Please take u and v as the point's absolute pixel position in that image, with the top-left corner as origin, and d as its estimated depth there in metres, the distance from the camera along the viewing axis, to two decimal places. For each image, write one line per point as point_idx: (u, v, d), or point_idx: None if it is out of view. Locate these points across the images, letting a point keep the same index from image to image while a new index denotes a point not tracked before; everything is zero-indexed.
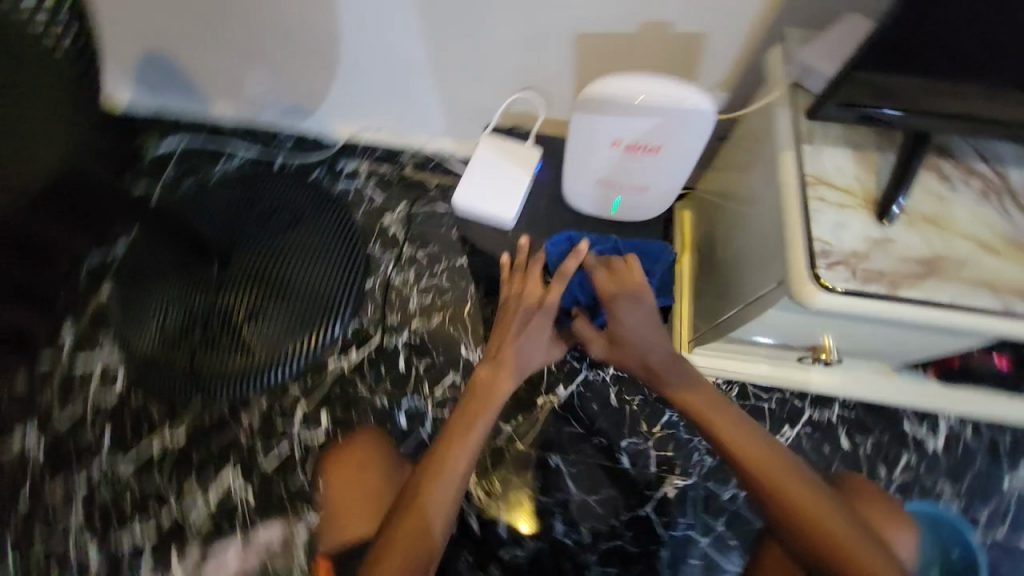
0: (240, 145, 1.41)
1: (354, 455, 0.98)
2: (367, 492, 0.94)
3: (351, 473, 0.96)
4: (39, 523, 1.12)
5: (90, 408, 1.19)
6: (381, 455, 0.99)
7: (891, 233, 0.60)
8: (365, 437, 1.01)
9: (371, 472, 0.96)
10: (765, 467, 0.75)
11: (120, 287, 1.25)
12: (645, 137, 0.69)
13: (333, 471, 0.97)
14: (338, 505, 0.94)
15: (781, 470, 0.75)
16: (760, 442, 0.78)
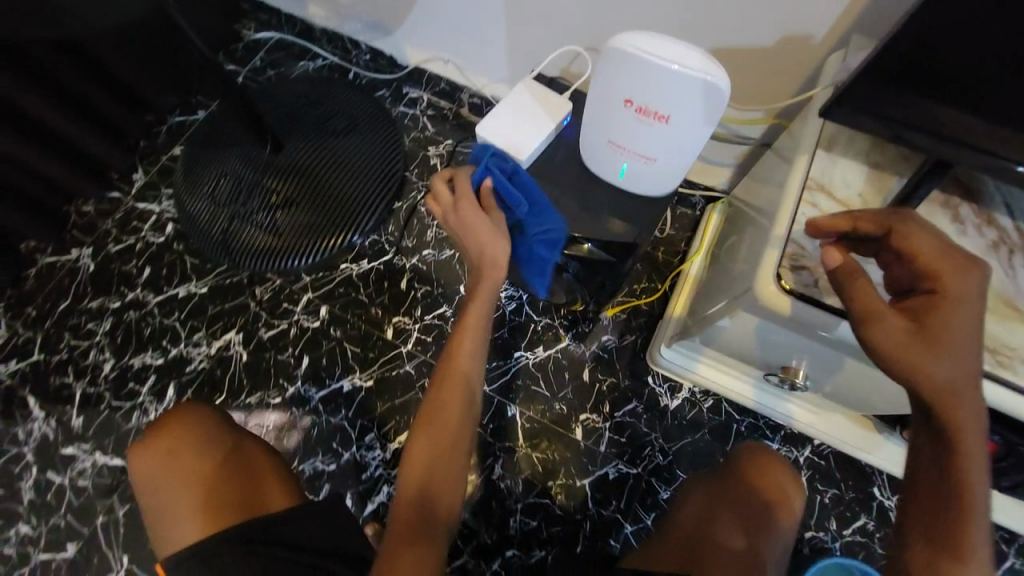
0: (323, 50, 1.51)
1: (171, 429, 0.92)
2: (182, 469, 0.89)
3: (164, 455, 0.90)
4: (72, 326, 1.29)
5: (140, 243, 1.35)
6: (202, 427, 0.93)
7: (872, 255, 0.61)
8: (197, 410, 0.96)
9: (192, 440, 0.91)
10: (965, 449, 0.55)
11: (190, 147, 1.38)
12: (658, 103, 0.69)
13: (153, 443, 0.91)
14: (154, 489, 0.88)
15: (969, 452, 0.56)
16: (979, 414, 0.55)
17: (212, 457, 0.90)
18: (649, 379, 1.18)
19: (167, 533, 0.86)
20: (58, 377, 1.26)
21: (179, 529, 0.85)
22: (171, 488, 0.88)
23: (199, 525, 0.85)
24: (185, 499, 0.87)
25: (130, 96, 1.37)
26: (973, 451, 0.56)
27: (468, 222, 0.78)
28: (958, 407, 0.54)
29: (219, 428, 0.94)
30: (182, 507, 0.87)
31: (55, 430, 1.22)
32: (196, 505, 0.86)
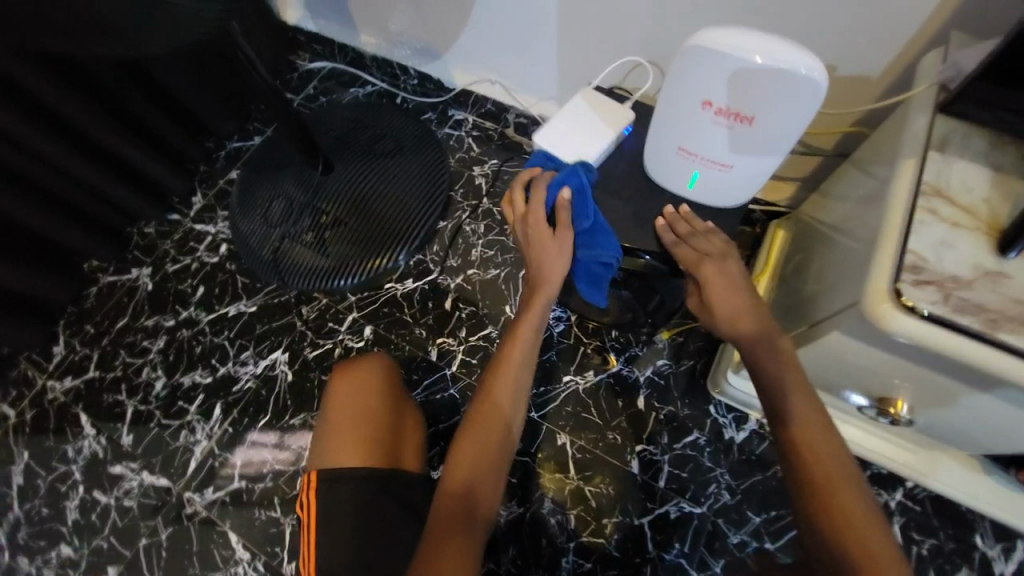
0: (372, 77, 1.56)
1: (360, 364, 0.94)
2: (359, 400, 0.90)
3: (349, 384, 0.92)
4: (128, 343, 1.33)
5: (195, 263, 1.39)
6: (385, 372, 0.95)
7: (1004, 267, 0.53)
8: (376, 355, 0.97)
9: (373, 379, 0.92)
10: (807, 435, 0.65)
11: (247, 171, 1.43)
12: (741, 103, 0.64)
13: (341, 374, 0.93)
14: (333, 407, 0.89)
15: (835, 458, 0.63)
16: (813, 404, 0.67)
17: (387, 408, 0.91)
18: (711, 408, 1.09)
19: (321, 446, 0.86)
20: (111, 394, 1.28)
21: (338, 456, 0.83)
22: (342, 411, 0.89)
23: (356, 454, 0.83)
24: (344, 423, 0.87)
25: (192, 123, 1.44)
26: (807, 435, 0.65)
27: (711, 277, 0.73)
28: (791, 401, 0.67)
29: (397, 386, 0.96)
30: (343, 437, 0.86)
31: (106, 447, 1.24)
32: (350, 441, 0.85)
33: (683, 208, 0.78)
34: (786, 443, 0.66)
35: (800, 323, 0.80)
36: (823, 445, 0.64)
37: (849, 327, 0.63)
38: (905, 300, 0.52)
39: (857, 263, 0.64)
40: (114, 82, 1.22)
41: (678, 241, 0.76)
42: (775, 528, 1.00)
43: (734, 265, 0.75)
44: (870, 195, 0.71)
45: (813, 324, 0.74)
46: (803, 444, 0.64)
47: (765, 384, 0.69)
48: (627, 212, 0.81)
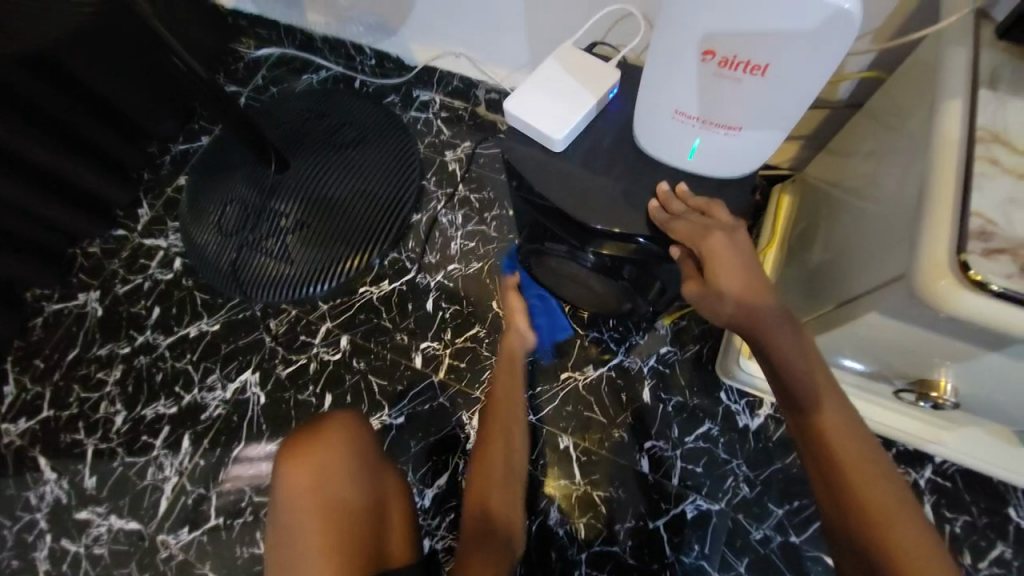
0: (325, 61, 1.41)
1: (319, 444, 0.77)
2: (322, 495, 0.74)
3: (308, 474, 0.74)
4: (81, 377, 1.21)
5: (147, 282, 1.27)
6: (350, 444, 0.79)
7: None
8: (335, 417, 0.82)
9: (335, 461, 0.76)
10: (846, 451, 0.54)
11: (194, 175, 1.29)
12: (749, 49, 0.52)
13: (293, 461, 0.76)
14: (288, 510, 0.73)
15: (882, 483, 0.52)
16: (847, 411, 0.57)
17: (362, 491, 0.77)
18: (723, 395, 1.01)
19: (280, 557, 0.72)
20: (69, 434, 1.17)
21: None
22: (302, 513, 0.73)
23: (329, 571, 0.69)
24: (309, 525, 0.72)
25: (129, 127, 1.29)
26: (844, 449, 0.55)
27: (716, 249, 0.62)
28: (822, 412, 0.56)
29: (369, 457, 0.80)
30: (308, 548, 0.71)
31: (69, 493, 1.13)
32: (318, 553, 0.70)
33: (682, 184, 0.68)
34: (818, 463, 0.56)
35: (823, 301, 0.71)
36: (866, 463, 0.54)
37: (889, 305, 0.55)
38: (972, 274, 0.43)
39: (895, 231, 0.55)
40: (25, 85, 1.05)
41: (674, 218, 0.66)
42: (800, 519, 0.93)
43: (744, 242, 0.64)
44: (898, 151, 0.62)
45: (841, 302, 0.65)
46: (842, 464, 0.54)
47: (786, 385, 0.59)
48: (619, 189, 0.70)
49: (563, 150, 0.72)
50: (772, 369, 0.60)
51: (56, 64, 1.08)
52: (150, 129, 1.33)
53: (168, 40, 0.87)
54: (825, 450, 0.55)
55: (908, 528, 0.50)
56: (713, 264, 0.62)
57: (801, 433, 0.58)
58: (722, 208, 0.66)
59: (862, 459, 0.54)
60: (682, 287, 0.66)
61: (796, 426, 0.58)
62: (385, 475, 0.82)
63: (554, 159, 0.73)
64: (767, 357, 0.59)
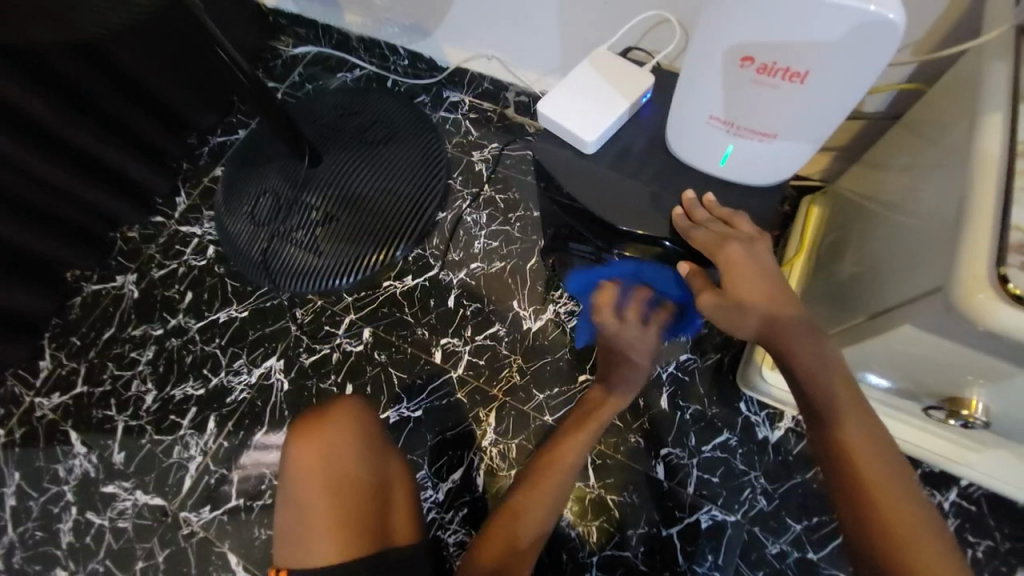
0: (360, 60, 1.45)
1: (330, 424, 0.78)
2: (331, 472, 0.75)
3: (319, 451, 0.76)
4: (116, 356, 1.26)
5: (182, 268, 1.31)
6: (358, 426, 0.80)
7: None
8: (346, 400, 0.83)
9: (345, 441, 0.77)
10: (872, 474, 0.53)
11: (231, 166, 1.34)
12: (788, 57, 0.52)
13: (304, 438, 0.77)
14: (296, 485, 0.75)
15: (909, 506, 0.51)
16: (878, 436, 0.55)
17: (368, 467, 0.78)
18: (742, 405, 1.00)
19: (290, 529, 0.74)
20: (101, 409, 1.22)
21: (313, 546, 0.71)
22: (311, 488, 0.74)
23: (336, 542, 0.71)
24: (317, 500, 0.74)
25: (169, 117, 1.34)
26: (874, 475, 0.53)
27: (733, 261, 0.62)
28: (850, 440, 0.55)
29: (375, 441, 0.81)
30: (315, 517, 0.73)
31: (99, 466, 1.18)
32: (325, 524, 0.72)
33: (708, 194, 0.68)
34: (846, 490, 0.54)
35: (852, 313, 0.70)
36: (898, 490, 0.52)
37: (924, 319, 0.54)
38: (1012, 288, 0.43)
39: (932, 245, 0.54)
40: (75, 74, 1.11)
41: (695, 226, 0.65)
42: (818, 536, 0.91)
43: (762, 255, 0.64)
44: (935, 165, 0.62)
45: (872, 314, 0.64)
46: (873, 492, 0.52)
47: (808, 402, 0.58)
48: (648, 192, 0.71)
49: (593, 152, 0.73)
50: (794, 385, 0.60)
51: (105, 56, 1.14)
52: (192, 121, 1.39)
53: (214, 34, 0.90)
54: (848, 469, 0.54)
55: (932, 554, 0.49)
56: (731, 277, 0.62)
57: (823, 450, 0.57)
58: (745, 219, 0.66)
59: (888, 482, 0.53)
60: (695, 299, 0.64)
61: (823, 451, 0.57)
62: (393, 451, 0.83)
63: (583, 160, 0.74)
64: (791, 377, 0.59)
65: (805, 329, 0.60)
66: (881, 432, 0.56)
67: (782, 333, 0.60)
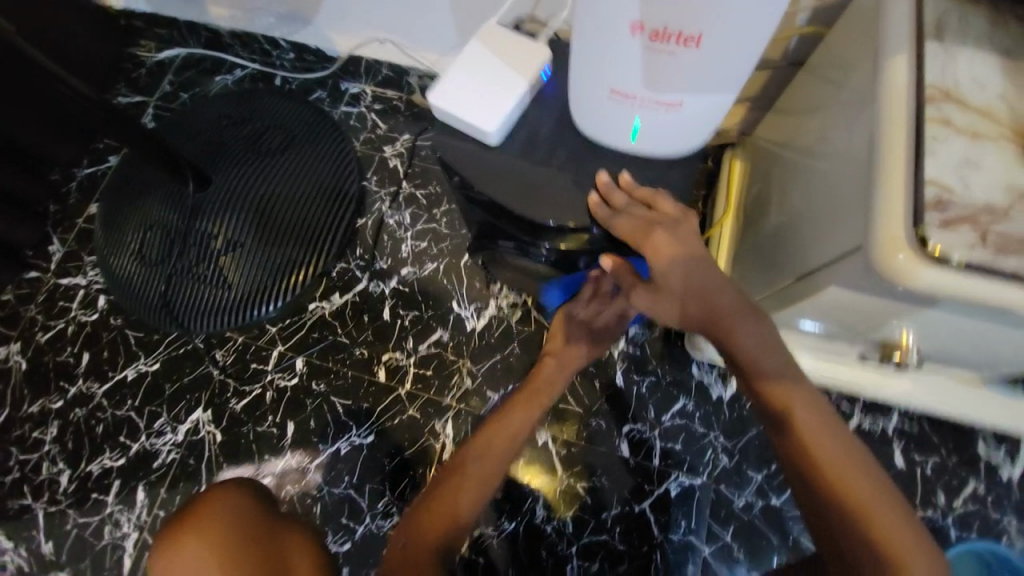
0: (238, 57, 1.28)
1: (208, 519, 0.64)
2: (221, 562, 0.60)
3: (202, 552, 0.61)
4: (15, 439, 1.10)
5: (71, 326, 1.15)
6: (236, 506, 0.67)
7: None
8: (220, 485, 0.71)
9: (226, 528, 0.63)
10: (825, 453, 0.53)
11: (106, 203, 1.16)
12: (680, 19, 0.47)
13: (172, 552, 0.62)
14: None
15: (864, 479, 0.52)
16: (826, 416, 0.56)
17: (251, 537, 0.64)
18: (694, 368, 1.00)
19: None
20: (13, 500, 1.07)
21: None
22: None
23: None
24: None
25: (26, 158, 1.14)
26: (827, 455, 0.53)
27: (659, 249, 0.59)
28: (800, 421, 0.55)
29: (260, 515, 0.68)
30: None
31: (21, 564, 1.04)
32: None
33: (624, 175, 0.64)
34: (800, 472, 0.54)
35: (782, 272, 0.70)
36: (837, 443, 0.54)
37: (848, 279, 0.53)
38: (931, 247, 0.42)
39: (847, 202, 0.53)
40: None
41: (615, 213, 0.61)
42: (778, 481, 0.94)
43: (688, 237, 0.61)
44: (843, 113, 0.60)
45: (800, 275, 0.64)
46: (821, 466, 0.53)
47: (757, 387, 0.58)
48: (565, 178, 0.65)
49: (498, 142, 0.66)
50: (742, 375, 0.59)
51: None
52: (48, 155, 1.18)
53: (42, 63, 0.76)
54: (803, 451, 0.54)
55: (891, 526, 0.49)
56: (662, 265, 0.59)
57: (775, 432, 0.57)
58: (667, 199, 0.62)
59: (841, 458, 0.53)
60: (630, 296, 0.63)
61: (767, 413, 0.59)
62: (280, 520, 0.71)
63: (490, 152, 0.67)
64: (736, 362, 0.59)
65: (738, 309, 0.58)
66: (829, 409, 0.56)
67: (721, 320, 0.58)
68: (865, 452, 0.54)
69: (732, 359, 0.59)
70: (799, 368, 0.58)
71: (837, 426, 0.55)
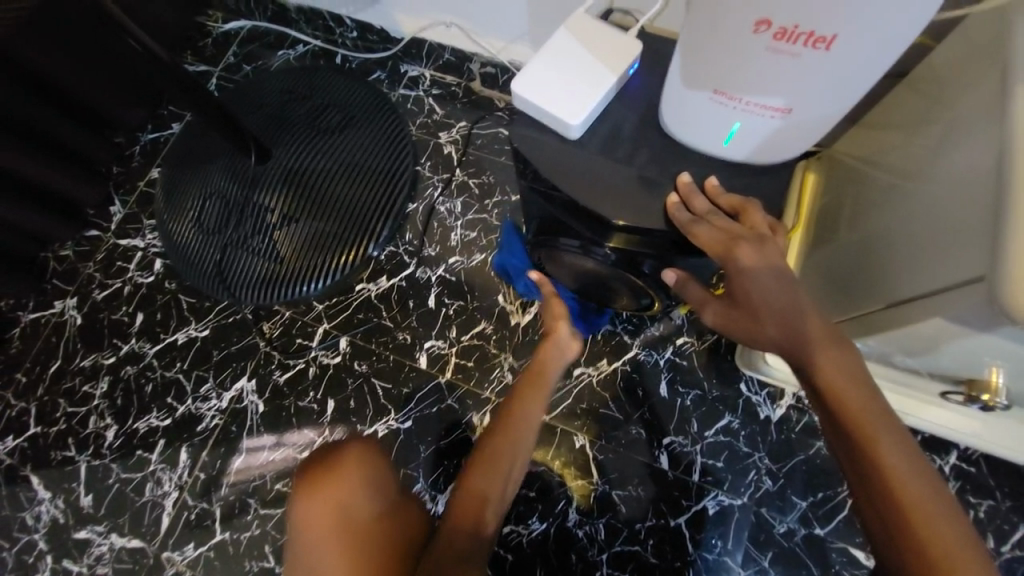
0: (302, 34, 1.29)
1: (337, 475, 0.69)
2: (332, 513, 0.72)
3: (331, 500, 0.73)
4: (67, 391, 1.14)
5: (127, 286, 1.18)
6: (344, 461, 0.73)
7: None
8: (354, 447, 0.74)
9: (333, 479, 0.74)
10: (909, 493, 0.50)
11: (168, 168, 1.19)
12: (813, 20, 0.43)
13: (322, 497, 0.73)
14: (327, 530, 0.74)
15: (948, 525, 0.49)
16: (911, 455, 0.52)
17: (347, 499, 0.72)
18: (743, 386, 0.97)
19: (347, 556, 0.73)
20: (60, 451, 1.11)
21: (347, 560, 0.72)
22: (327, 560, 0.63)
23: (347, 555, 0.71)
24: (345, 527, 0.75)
25: (96, 120, 1.18)
26: (910, 497, 0.50)
27: (742, 265, 0.57)
28: (884, 456, 0.52)
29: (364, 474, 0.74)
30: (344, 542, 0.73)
31: (66, 511, 1.08)
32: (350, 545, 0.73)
33: (710, 180, 0.61)
34: (876, 509, 0.52)
35: (863, 297, 0.67)
36: (921, 492, 0.50)
37: (956, 312, 0.50)
38: None
39: (959, 231, 0.50)
40: None
41: (697, 220, 0.59)
42: (823, 511, 0.91)
43: (774, 255, 0.57)
44: (953, 133, 0.56)
45: (889, 303, 0.60)
46: (903, 506, 0.50)
47: (838, 416, 0.54)
48: (645, 181, 0.63)
49: (577, 136, 0.64)
50: (817, 404, 0.57)
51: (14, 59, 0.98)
52: (117, 119, 1.21)
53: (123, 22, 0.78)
54: (882, 489, 0.51)
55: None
56: (743, 286, 0.58)
57: (853, 467, 0.54)
58: (758, 211, 0.59)
59: (923, 500, 0.50)
60: (701, 314, 0.64)
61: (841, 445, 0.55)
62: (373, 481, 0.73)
63: (568, 146, 0.65)
64: (814, 387, 0.56)
65: (818, 335, 0.56)
66: (915, 445, 0.53)
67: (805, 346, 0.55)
68: (951, 495, 0.51)
69: (809, 385, 0.56)
70: (885, 405, 0.54)
71: (923, 466, 0.52)
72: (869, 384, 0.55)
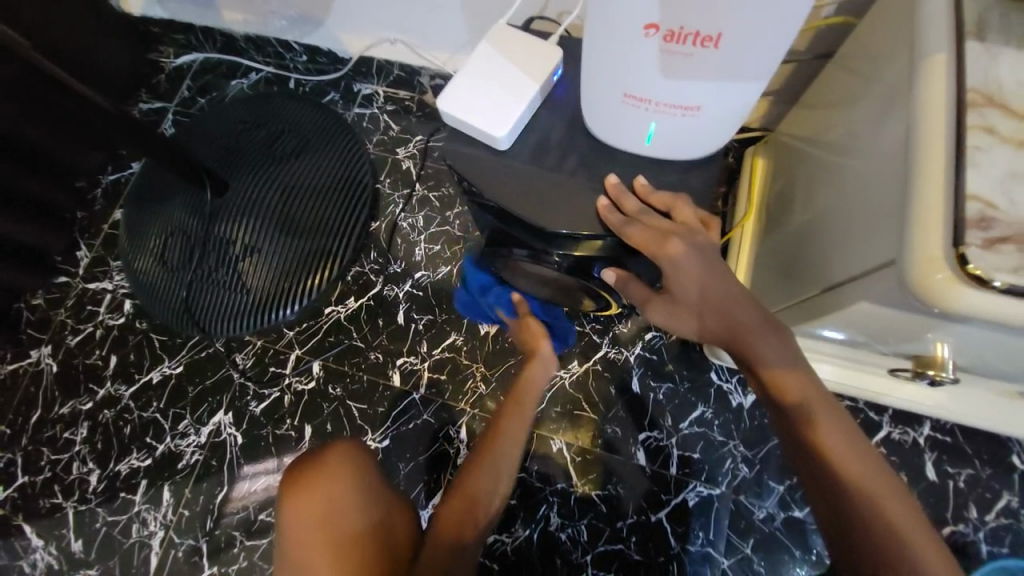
0: (253, 61, 1.29)
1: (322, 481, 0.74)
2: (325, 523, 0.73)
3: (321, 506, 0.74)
4: (48, 440, 1.14)
5: (99, 330, 1.19)
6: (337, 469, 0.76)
7: None
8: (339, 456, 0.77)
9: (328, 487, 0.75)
10: (850, 472, 0.52)
11: (129, 208, 1.19)
12: (695, 20, 0.44)
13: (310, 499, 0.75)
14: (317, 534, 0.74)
15: (889, 501, 0.50)
16: (852, 437, 0.54)
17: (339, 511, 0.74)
18: (714, 375, 0.97)
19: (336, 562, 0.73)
20: (46, 499, 1.12)
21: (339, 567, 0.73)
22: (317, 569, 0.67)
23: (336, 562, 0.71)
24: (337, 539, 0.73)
25: (54, 167, 1.18)
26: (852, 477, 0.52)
27: (675, 261, 0.57)
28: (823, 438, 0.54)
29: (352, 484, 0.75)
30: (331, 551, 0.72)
31: (58, 558, 1.09)
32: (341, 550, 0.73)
33: (639, 180, 0.61)
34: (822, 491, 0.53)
35: (804, 281, 0.67)
36: (870, 480, 0.51)
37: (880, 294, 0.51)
38: (971, 269, 0.39)
39: (876, 214, 0.50)
40: None
41: (628, 221, 0.59)
42: (801, 493, 0.91)
43: (706, 247, 0.59)
44: (873, 113, 0.57)
45: (825, 287, 0.61)
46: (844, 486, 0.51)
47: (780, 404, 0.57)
48: (578, 185, 0.63)
49: (508, 147, 0.64)
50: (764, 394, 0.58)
51: None
52: (75, 164, 1.22)
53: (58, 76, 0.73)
54: (826, 471, 0.53)
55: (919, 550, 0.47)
56: (678, 281, 0.59)
57: (799, 452, 0.55)
58: (687, 206, 0.60)
59: (864, 480, 0.51)
60: (647, 312, 0.65)
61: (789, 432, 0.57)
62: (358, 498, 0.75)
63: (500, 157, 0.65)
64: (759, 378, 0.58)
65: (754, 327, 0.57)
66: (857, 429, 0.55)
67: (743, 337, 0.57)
68: (892, 473, 0.53)
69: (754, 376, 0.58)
70: (825, 392, 0.56)
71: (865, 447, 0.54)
72: (812, 377, 0.56)
